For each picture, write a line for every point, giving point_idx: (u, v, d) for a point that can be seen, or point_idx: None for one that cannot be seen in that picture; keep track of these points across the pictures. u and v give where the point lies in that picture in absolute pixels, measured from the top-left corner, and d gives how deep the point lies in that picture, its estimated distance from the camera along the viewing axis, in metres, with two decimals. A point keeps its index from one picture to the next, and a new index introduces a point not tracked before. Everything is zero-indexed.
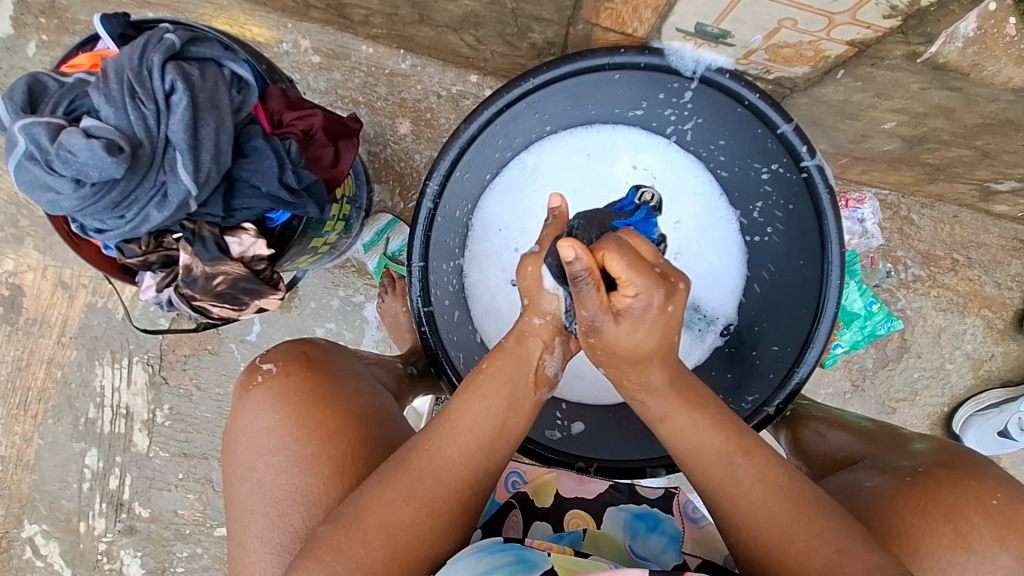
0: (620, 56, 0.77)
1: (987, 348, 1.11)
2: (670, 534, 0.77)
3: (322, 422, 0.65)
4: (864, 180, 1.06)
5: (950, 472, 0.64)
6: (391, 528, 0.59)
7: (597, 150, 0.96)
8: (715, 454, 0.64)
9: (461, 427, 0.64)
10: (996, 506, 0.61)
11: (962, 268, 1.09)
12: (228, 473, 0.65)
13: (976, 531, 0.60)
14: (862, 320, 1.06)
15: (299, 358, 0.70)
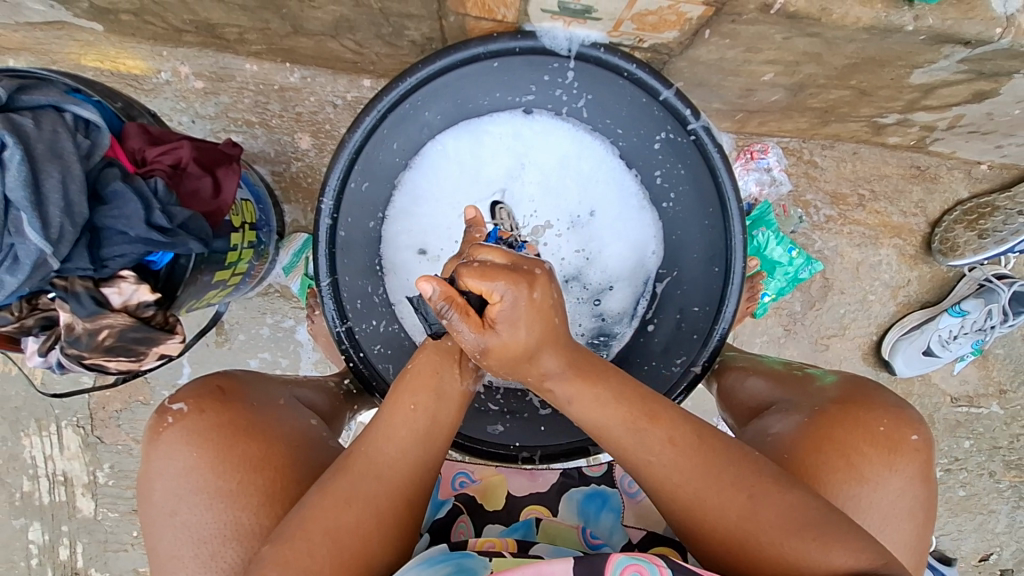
0: (494, 43, 0.76)
1: (902, 275, 1.15)
2: (615, 509, 0.79)
3: (246, 453, 0.62)
4: (765, 131, 1.08)
5: (846, 408, 0.70)
6: (338, 531, 0.59)
7: (496, 140, 0.93)
8: (621, 425, 0.62)
9: (392, 425, 0.65)
10: (885, 432, 0.68)
11: (869, 203, 1.13)
12: (145, 521, 0.61)
13: (866, 460, 0.66)
14: (784, 267, 1.09)
15: (213, 393, 0.65)
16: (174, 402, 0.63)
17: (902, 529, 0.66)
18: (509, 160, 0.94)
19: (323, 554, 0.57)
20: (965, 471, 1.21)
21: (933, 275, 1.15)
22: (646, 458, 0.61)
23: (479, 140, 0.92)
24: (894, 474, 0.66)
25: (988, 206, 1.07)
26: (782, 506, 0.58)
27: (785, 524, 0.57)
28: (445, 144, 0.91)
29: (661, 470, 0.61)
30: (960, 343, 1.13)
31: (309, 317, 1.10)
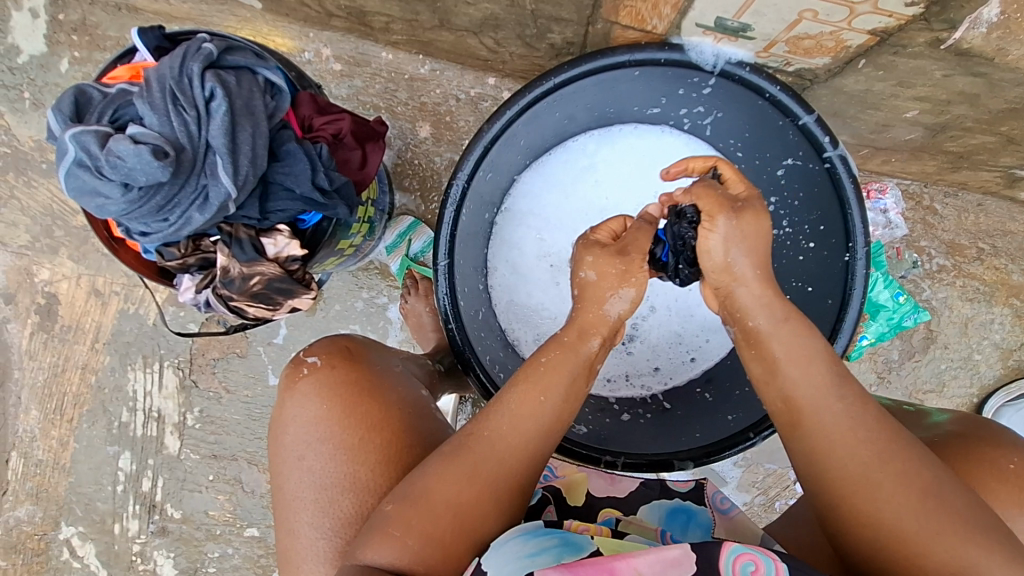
0: (641, 53, 0.78)
1: (1015, 337, 1.09)
2: (704, 526, 0.75)
3: (367, 413, 0.64)
4: (886, 170, 1.05)
5: (969, 442, 0.67)
6: (459, 507, 0.59)
7: (614, 151, 0.97)
8: (814, 383, 0.63)
9: (519, 415, 0.64)
10: (1014, 470, 0.64)
11: (988, 257, 1.08)
12: (275, 460, 0.65)
13: (994, 497, 0.63)
14: (889, 311, 1.06)
15: (342, 350, 0.68)
16: (309, 354, 0.67)
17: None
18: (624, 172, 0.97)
19: (444, 522, 0.58)
20: None
21: None
22: (821, 421, 0.62)
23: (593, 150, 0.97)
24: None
25: None
26: (959, 502, 0.57)
27: (961, 526, 0.56)
28: (572, 145, 0.96)
29: (827, 425, 0.62)
30: None
31: (402, 297, 1.14)
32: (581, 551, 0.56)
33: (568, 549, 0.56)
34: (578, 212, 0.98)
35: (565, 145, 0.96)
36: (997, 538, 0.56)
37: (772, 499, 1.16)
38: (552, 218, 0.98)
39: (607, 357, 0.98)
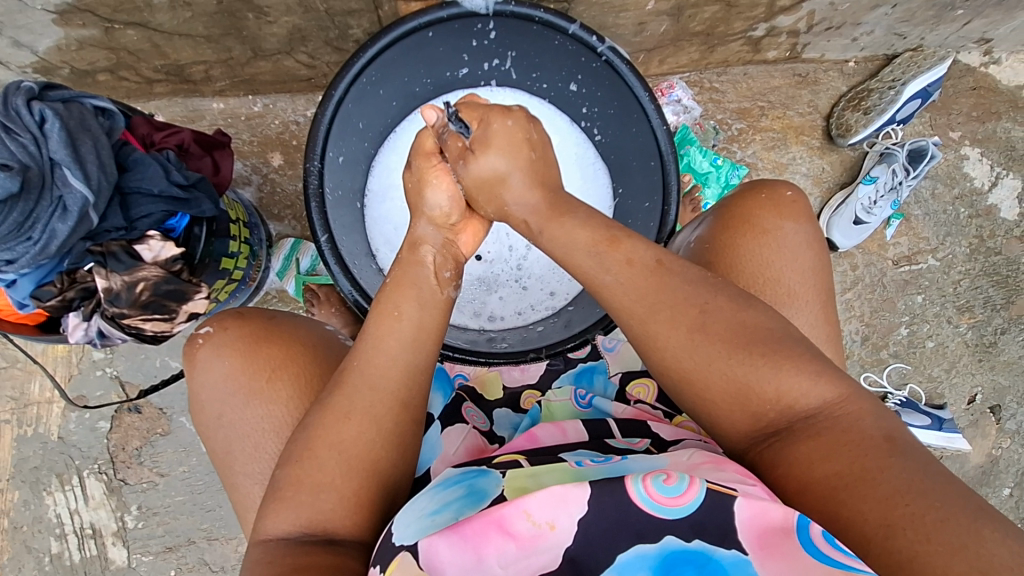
0: (426, 15, 0.92)
1: (817, 165, 1.34)
2: (603, 371, 0.89)
3: (270, 355, 0.69)
4: (668, 71, 1.28)
5: (736, 195, 0.80)
6: (341, 446, 0.62)
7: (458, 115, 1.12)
8: (585, 248, 0.68)
9: (379, 336, 0.66)
10: (767, 198, 0.78)
11: (770, 111, 1.32)
12: (202, 425, 0.70)
13: (761, 217, 0.76)
14: (714, 175, 1.27)
15: (235, 312, 0.72)
16: (201, 326, 0.70)
17: (809, 289, 0.75)
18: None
19: (331, 467, 0.62)
20: (928, 325, 1.36)
21: (841, 160, 1.34)
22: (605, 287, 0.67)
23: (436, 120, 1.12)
24: (784, 221, 0.76)
25: (866, 90, 1.29)
26: (723, 329, 0.63)
27: (727, 349, 0.62)
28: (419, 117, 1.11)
29: (615, 292, 0.66)
30: (881, 206, 1.28)
31: (309, 313, 1.18)
32: (482, 500, 0.59)
33: (467, 502, 0.59)
34: None
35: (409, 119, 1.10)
36: (763, 351, 0.62)
37: None
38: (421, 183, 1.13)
39: (507, 295, 1.08)
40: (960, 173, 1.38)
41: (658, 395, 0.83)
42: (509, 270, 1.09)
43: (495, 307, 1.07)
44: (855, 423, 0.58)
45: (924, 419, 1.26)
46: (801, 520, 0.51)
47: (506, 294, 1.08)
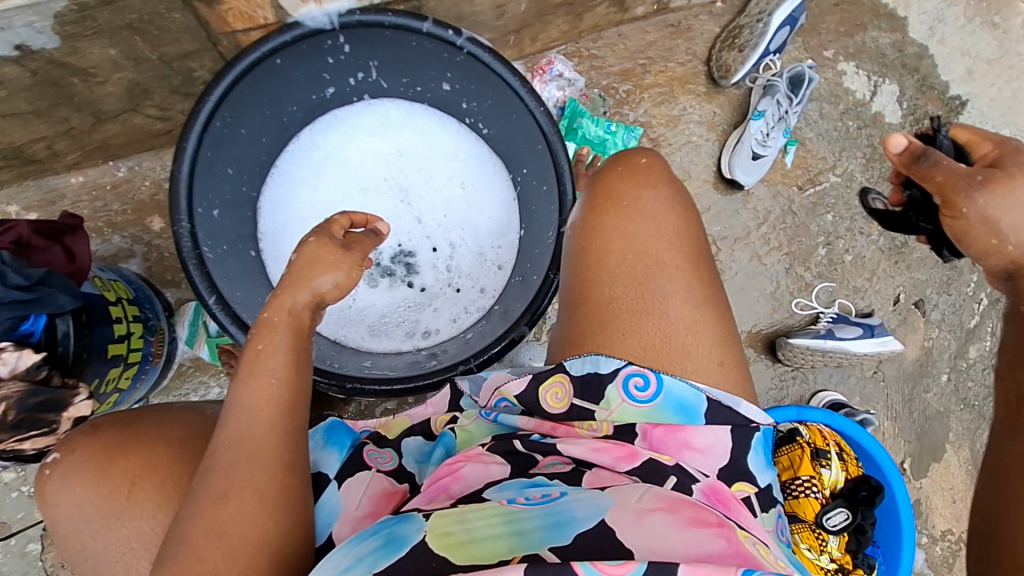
0: (267, 42, 0.86)
1: (708, 110, 1.36)
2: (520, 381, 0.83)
3: (127, 467, 0.68)
4: (544, 47, 1.27)
5: (616, 171, 0.84)
6: (220, 533, 0.62)
7: (342, 136, 1.10)
8: None
9: (249, 410, 0.67)
10: (643, 167, 0.84)
11: (651, 67, 1.33)
12: (70, 554, 0.69)
13: (641, 194, 0.82)
14: (610, 141, 1.27)
15: (85, 430, 0.70)
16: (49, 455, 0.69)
17: (683, 248, 0.81)
18: (361, 157, 1.13)
19: (212, 559, 0.61)
20: (843, 240, 1.41)
21: (729, 100, 1.37)
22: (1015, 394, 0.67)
23: (323, 145, 1.09)
24: (655, 189, 0.83)
25: (738, 27, 1.30)
26: None
27: None
28: (300, 147, 1.07)
29: None
30: (774, 137, 1.32)
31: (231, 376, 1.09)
32: (401, 548, 0.57)
33: (383, 553, 0.57)
34: (336, 194, 1.12)
35: (290, 152, 1.07)
36: None
37: None
38: (320, 213, 1.10)
39: (440, 305, 1.11)
40: (842, 89, 1.43)
41: (573, 390, 0.75)
42: (437, 284, 1.13)
43: (429, 321, 1.09)
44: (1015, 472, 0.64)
45: (857, 331, 1.30)
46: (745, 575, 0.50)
47: (438, 307, 1.10)
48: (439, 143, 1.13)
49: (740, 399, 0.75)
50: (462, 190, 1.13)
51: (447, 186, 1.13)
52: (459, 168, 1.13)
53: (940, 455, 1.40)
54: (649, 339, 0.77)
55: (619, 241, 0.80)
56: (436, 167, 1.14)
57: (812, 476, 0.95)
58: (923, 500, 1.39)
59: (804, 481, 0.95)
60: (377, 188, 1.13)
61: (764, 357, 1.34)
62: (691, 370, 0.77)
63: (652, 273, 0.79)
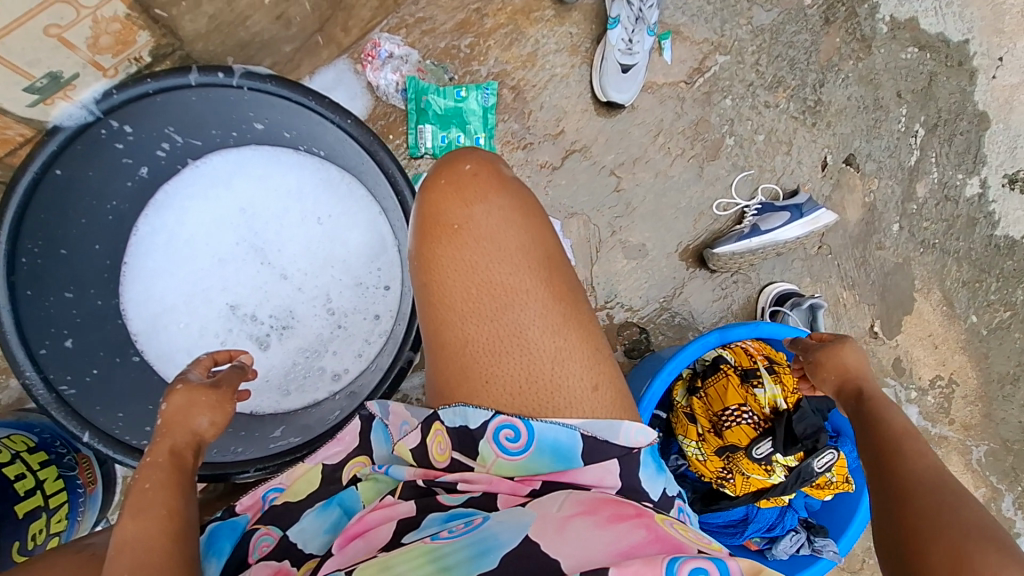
0: (32, 159, 0.78)
1: (563, 34, 1.23)
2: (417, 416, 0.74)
3: None
4: (363, 32, 1.15)
5: (442, 186, 0.71)
6: None
7: (182, 209, 1.05)
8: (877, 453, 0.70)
9: (141, 541, 0.57)
10: (469, 173, 0.71)
11: (487, 10, 1.20)
12: None
13: (471, 212, 0.69)
14: (466, 108, 1.17)
15: None
16: None
17: (530, 266, 0.68)
18: (204, 229, 1.06)
19: None
20: (750, 121, 1.29)
21: (583, 15, 1.24)
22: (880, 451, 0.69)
23: (167, 225, 1.05)
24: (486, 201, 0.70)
25: None
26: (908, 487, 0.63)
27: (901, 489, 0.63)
28: (144, 236, 1.03)
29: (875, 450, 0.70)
30: (639, 39, 1.19)
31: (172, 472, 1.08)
32: None
33: None
34: (198, 269, 1.08)
35: (135, 246, 1.03)
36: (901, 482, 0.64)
37: None
38: (189, 295, 1.07)
39: (338, 348, 1.08)
40: None
41: (456, 443, 0.65)
42: (330, 325, 1.09)
43: (334, 365, 1.07)
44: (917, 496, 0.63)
45: (783, 217, 1.21)
46: (671, 567, 0.48)
47: (336, 351, 1.08)
48: (283, 184, 1.07)
49: (619, 424, 0.66)
50: (320, 225, 1.09)
51: (307, 224, 1.09)
52: (311, 201, 1.08)
53: (909, 306, 1.34)
54: (513, 381, 0.66)
55: (456, 275, 0.68)
56: (288, 209, 1.09)
57: (740, 402, 0.92)
58: (903, 357, 1.34)
59: (734, 410, 0.92)
60: (233, 255, 1.08)
61: (699, 271, 1.28)
62: (565, 405, 0.66)
63: (500, 305, 0.67)
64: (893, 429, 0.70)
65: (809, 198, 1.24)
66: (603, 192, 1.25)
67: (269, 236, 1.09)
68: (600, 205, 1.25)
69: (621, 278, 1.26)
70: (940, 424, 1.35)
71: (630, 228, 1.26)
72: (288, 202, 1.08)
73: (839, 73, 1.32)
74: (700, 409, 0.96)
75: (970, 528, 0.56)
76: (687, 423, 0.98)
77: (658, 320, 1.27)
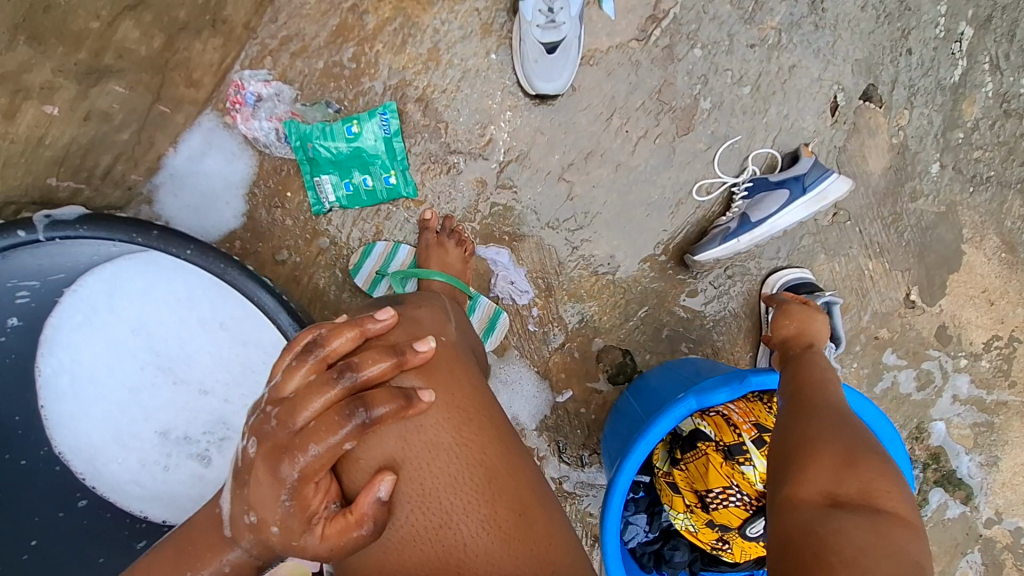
0: None
1: (468, 12, 0.96)
2: None
3: None
4: (219, 75, 0.93)
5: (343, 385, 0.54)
6: None
7: (78, 346, 0.95)
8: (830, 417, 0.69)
9: None
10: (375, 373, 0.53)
11: (364, 5, 0.94)
12: None
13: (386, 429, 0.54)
14: (362, 145, 0.96)
15: None
16: None
17: (466, 494, 0.53)
18: (103, 361, 0.96)
19: None
20: (731, 71, 1.00)
21: None
22: (828, 404, 0.71)
23: (69, 368, 0.95)
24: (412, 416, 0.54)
25: None
26: (837, 446, 0.66)
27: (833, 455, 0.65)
28: (49, 386, 0.94)
29: (833, 402, 0.72)
30: (562, 4, 0.91)
31: None
32: None
33: None
34: (115, 399, 0.97)
35: (48, 402, 0.95)
36: (839, 449, 0.65)
37: (527, 330, 1.07)
38: (118, 432, 0.98)
39: None
40: None
41: None
42: None
43: None
44: (872, 472, 0.63)
45: (780, 199, 0.96)
46: None
47: None
48: (171, 291, 0.94)
49: None
50: (224, 326, 0.95)
51: (212, 330, 0.96)
52: (208, 303, 0.94)
53: (957, 262, 1.08)
54: None
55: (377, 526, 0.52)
56: (184, 317, 0.95)
57: (725, 484, 0.78)
58: (949, 323, 1.11)
59: (719, 493, 0.79)
60: (144, 380, 0.98)
61: (687, 272, 1.06)
62: None
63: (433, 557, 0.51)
64: (817, 373, 0.78)
65: (813, 164, 0.96)
66: (554, 204, 1.03)
67: (179, 349, 0.97)
68: (553, 219, 1.03)
69: (594, 300, 1.06)
70: (997, 389, 1.15)
71: (594, 240, 1.04)
72: (183, 309, 0.95)
73: None
74: (682, 483, 0.83)
75: (863, 446, 0.65)
76: (671, 494, 0.85)
77: (645, 337, 1.08)
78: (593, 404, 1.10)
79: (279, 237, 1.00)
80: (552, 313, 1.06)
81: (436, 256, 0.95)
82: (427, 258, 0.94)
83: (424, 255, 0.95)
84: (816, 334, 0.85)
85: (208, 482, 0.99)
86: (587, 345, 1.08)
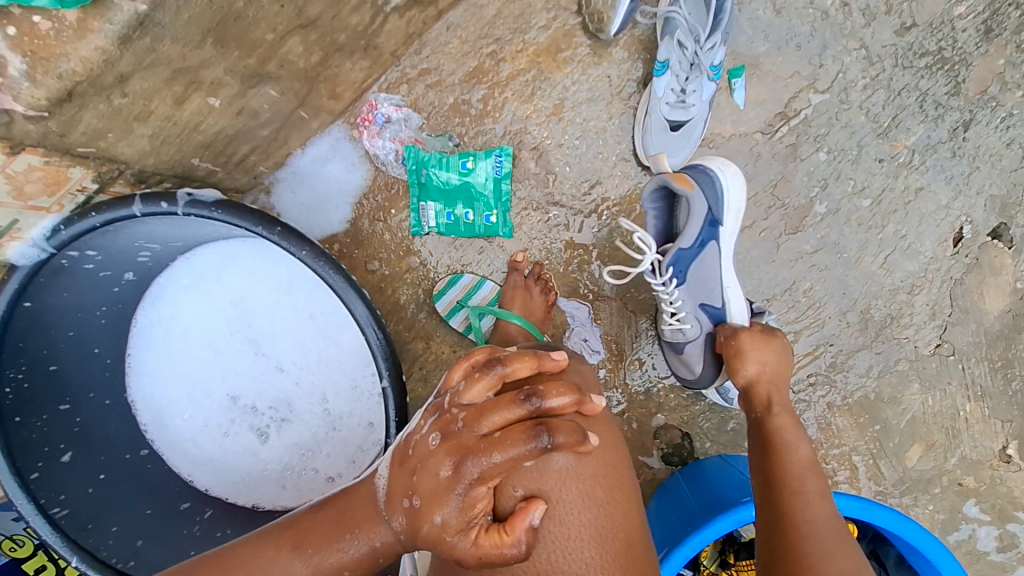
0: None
1: (601, 77, 0.99)
2: None
3: None
4: (358, 92, 1.00)
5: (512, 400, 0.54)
6: None
7: (177, 305, 1.00)
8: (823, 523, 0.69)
9: None
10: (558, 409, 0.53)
11: (504, 53, 0.99)
12: None
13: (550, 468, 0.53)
14: (471, 181, 0.99)
15: None
16: None
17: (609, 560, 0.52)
18: (196, 321, 1.01)
19: None
20: (853, 180, 0.97)
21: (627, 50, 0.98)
22: (810, 500, 0.71)
23: (164, 322, 0.99)
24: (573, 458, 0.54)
25: None
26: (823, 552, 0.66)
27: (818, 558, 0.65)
28: (140, 333, 0.98)
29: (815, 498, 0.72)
30: (695, 88, 0.92)
31: None
32: None
33: None
34: (193, 362, 1.01)
35: (135, 348, 0.98)
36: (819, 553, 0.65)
37: None
38: (190, 390, 1.01)
39: (332, 448, 0.97)
40: None
41: None
42: (329, 420, 0.98)
43: (330, 465, 0.96)
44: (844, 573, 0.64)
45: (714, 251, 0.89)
46: None
47: (333, 446, 0.97)
48: (272, 277, 0.99)
49: None
50: (312, 319, 0.98)
51: (301, 321, 0.99)
52: (301, 296, 0.98)
53: None
54: None
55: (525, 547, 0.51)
56: (276, 302, 1.00)
57: None
58: None
59: None
60: (229, 346, 1.02)
61: None
62: None
63: None
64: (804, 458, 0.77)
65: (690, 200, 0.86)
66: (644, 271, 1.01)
67: (263, 330, 1.01)
68: (639, 286, 1.01)
69: (662, 376, 1.02)
70: None
71: None
72: (278, 295, 0.99)
73: (995, 109, 0.95)
74: None
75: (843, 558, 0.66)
76: None
77: (710, 426, 1.02)
78: (640, 476, 1.03)
79: (375, 247, 1.03)
80: (618, 378, 1.03)
81: (521, 298, 0.96)
82: (511, 298, 0.96)
83: (509, 294, 0.97)
84: (775, 377, 0.83)
85: (260, 459, 1.00)
86: (646, 418, 1.02)
